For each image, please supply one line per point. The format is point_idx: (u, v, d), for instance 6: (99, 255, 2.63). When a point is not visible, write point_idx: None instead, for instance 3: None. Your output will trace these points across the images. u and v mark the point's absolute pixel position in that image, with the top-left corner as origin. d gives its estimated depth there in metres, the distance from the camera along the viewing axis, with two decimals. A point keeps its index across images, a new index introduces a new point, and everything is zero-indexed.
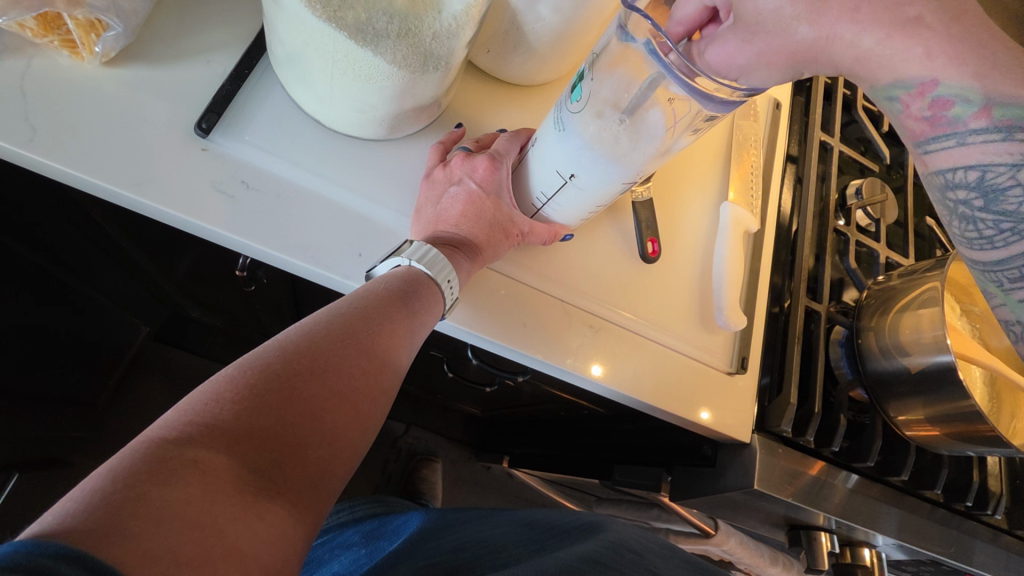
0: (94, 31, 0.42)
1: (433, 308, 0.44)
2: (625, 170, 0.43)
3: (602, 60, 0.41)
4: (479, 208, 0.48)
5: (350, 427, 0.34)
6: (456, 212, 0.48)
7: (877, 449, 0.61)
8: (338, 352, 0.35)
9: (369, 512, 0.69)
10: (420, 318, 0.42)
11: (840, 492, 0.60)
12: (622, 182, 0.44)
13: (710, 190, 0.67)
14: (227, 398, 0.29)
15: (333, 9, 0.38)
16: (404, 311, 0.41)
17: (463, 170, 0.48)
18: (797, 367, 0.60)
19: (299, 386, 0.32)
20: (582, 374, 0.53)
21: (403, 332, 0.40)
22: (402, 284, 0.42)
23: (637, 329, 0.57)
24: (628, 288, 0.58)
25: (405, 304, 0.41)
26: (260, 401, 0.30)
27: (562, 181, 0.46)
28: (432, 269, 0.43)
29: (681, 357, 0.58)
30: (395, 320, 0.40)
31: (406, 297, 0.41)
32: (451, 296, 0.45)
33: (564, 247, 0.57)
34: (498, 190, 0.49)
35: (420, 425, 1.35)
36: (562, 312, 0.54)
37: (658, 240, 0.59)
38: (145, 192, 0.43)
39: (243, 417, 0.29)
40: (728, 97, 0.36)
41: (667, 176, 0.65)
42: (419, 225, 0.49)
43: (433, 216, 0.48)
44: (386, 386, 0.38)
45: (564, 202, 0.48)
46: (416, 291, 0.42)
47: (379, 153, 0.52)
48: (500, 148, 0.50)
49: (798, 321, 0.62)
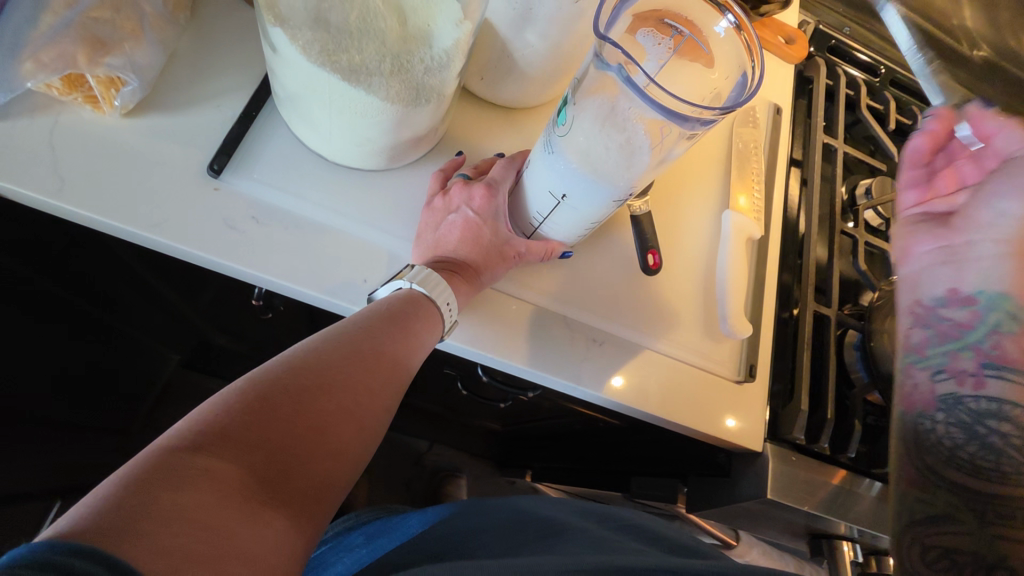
0: (113, 86, 0.46)
1: (433, 326, 0.45)
2: (613, 188, 0.43)
3: (585, 87, 0.42)
4: (476, 234, 0.49)
5: (353, 440, 0.36)
6: (454, 238, 0.49)
7: (896, 455, 0.60)
8: (345, 368, 0.37)
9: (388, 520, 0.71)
10: (421, 337, 0.44)
11: (865, 501, 0.59)
12: (613, 201, 0.45)
13: (712, 198, 0.67)
14: (237, 409, 0.31)
15: (328, 52, 0.40)
16: (405, 329, 0.42)
17: (461, 198, 0.50)
18: (806, 371, 0.59)
19: (306, 400, 0.34)
20: (587, 389, 0.54)
21: (406, 350, 0.42)
22: (406, 305, 0.44)
23: (643, 342, 0.57)
24: (632, 302, 0.58)
25: (408, 322, 0.43)
26: (269, 413, 0.32)
27: (554, 200, 0.47)
28: (432, 291, 0.45)
29: (689, 368, 0.58)
30: (398, 339, 0.41)
31: (411, 316, 0.43)
32: (451, 318, 0.47)
33: (566, 264, 0.58)
34: (495, 216, 0.51)
35: (444, 442, 1.36)
36: (565, 327, 0.55)
37: (658, 252, 0.59)
38: (163, 233, 0.46)
39: (252, 428, 0.31)
40: (703, 117, 0.37)
41: (668, 187, 0.66)
42: (420, 250, 0.51)
43: (432, 241, 0.50)
44: (386, 403, 0.39)
45: (560, 220, 0.50)
46: (416, 311, 0.44)
47: (381, 183, 0.54)
48: (496, 175, 0.52)
49: (806, 325, 0.62)
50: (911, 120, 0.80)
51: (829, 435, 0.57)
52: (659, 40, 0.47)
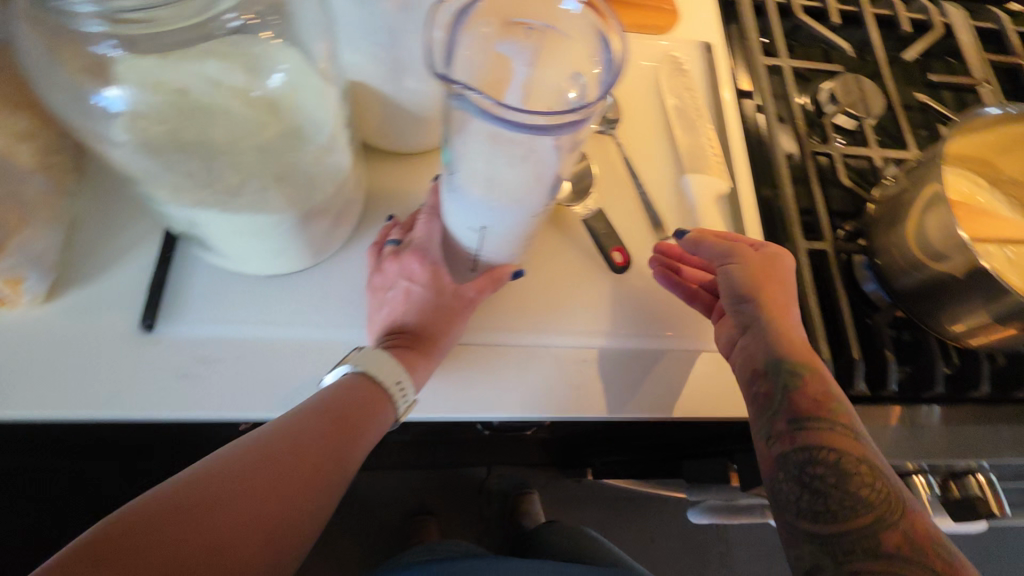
0: (19, 280, 0.44)
1: (378, 418, 0.43)
2: (519, 209, 0.41)
3: (453, 119, 0.39)
4: (422, 301, 0.47)
5: (263, 557, 0.34)
6: (400, 312, 0.47)
7: (942, 371, 0.55)
8: (262, 475, 0.35)
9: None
10: (368, 435, 0.42)
11: (922, 431, 0.54)
12: (530, 216, 0.42)
13: (664, 165, 0.62)
14: (124, 534, 0.30)
15: (203, 184, 0.38)
16: (347, 426, 0.41)
17: (396, 271, 0.48)
18: (818, 317, 0.55)
19: (203, 517, 0.32)
20: (588, 411, 0.51)
21: (349, 449, 0.40)
22: (345, 393, 0.42)
23: (636, 342, 0.54)
24: (612, 307, 0.55)
25: (350, 417, 0.41)
26: (155, 535, 0.31)
27: (478, 233, 0.45)
28: (371, 369, 0.43)
29: (693, 354, 0.54)
30: (332, 437, 0.39)
31: (350, 407, 0.41)
32: (403, 400, 0.44)
33: (532, 290, 0.54)
34: (436, 275, 0.48)
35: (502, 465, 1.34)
36: (551, 356, 0.52)
37: (623, 247, 0.55)
38: (115, 406, 0.44)
39: (163, 540, 0.31)
40: (565, 120, 0.33)
41: (611, 170, 0.61)
42: (372, 333, 0.48)
43: (382, 320, 0.48)
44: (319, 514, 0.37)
45: (494, 246, 0.47)
46: (359, 396, 0.42)
47: (317, 276, 0.52)
48: (421, 231, 0.49)
49: (804, 266, 0.57)
50: (855, 5, 0.74)
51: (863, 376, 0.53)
52: (525, 45, 0.41)
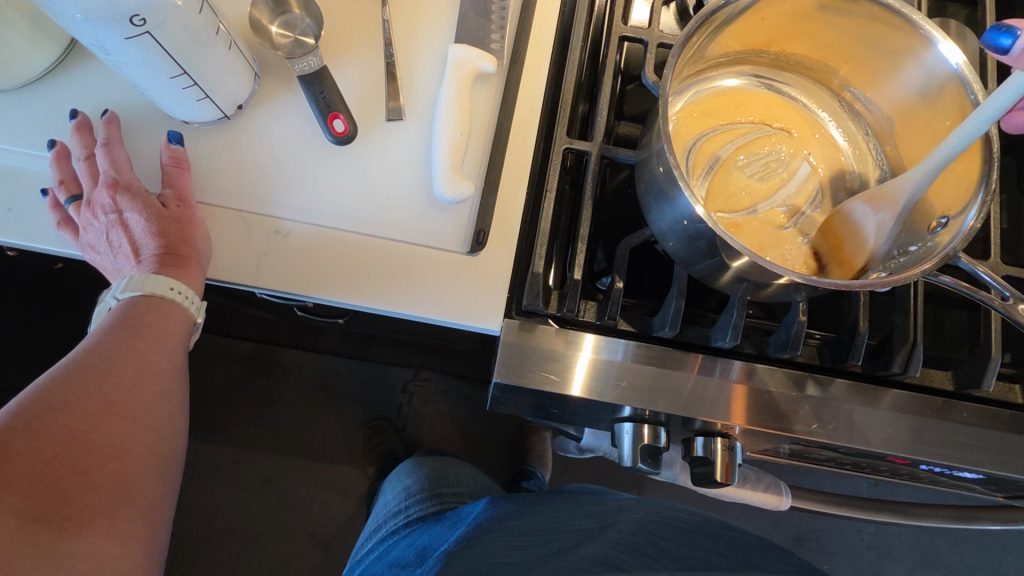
0: None
1: (177, 325, 0.46)
2: (104, 28, 0.37)
3: None
4: (141, 221, 0.46)
5: (130, 430, 0.41)
6: (131, 243, 0.46)
7: (677, 312, 0.46)
8: (87, 383, 0.41)
9: (430, 479, 0.85)
10: (180, 333, 0.47)
11: (638, 373, 0.47)
12: (136, 35, 0.38)
13: (441, 29, 0.53)
14: (43, 455, 0.36)
15: None
16: (151, 330, 0.45)
17: (91, 214, 0.45)
18: (545, 227, 0.47)
19: (54, 416, 0.38)
20: (262, 286, 0.47)
21: (163, 346, 0.45)
22: (143, 311, 0.45)
23: (336, 220, 0.48)
24: (320, 181, 0.49)
25: (149, 323, 0.45)
26: (49, 440, 0.37)
27: (111, 63, 0.41)
28: (146, 287, 0.45)
29: (401, 247, 0.48)
30: (161, 377, 0.45)
31: (147, 321, 0.45)
32: (193, 302, 0.47)
33: (234, 148, 0.49)
34: (134, 193, 0.46)
35: (429, 368, 1.21)
36: (240, 222, 0.48)
37: (340, 115, 0.48)
38: None
39: (75, 469, 0.38)
40: None
41: (368, 25, 0.52)
42: (122, 274, 0.48)
43: (122, 258, 0.47)
44: (165, 391, 0.45)
45: (148, 85, 0.43)
46: (149, 312, 0.45)
47: (14, 99, 0.48)
48: (108, 166, 0.46)
49: (555, 169, 0.49)
50: None
51: (574, 298, 0.46)
52: None
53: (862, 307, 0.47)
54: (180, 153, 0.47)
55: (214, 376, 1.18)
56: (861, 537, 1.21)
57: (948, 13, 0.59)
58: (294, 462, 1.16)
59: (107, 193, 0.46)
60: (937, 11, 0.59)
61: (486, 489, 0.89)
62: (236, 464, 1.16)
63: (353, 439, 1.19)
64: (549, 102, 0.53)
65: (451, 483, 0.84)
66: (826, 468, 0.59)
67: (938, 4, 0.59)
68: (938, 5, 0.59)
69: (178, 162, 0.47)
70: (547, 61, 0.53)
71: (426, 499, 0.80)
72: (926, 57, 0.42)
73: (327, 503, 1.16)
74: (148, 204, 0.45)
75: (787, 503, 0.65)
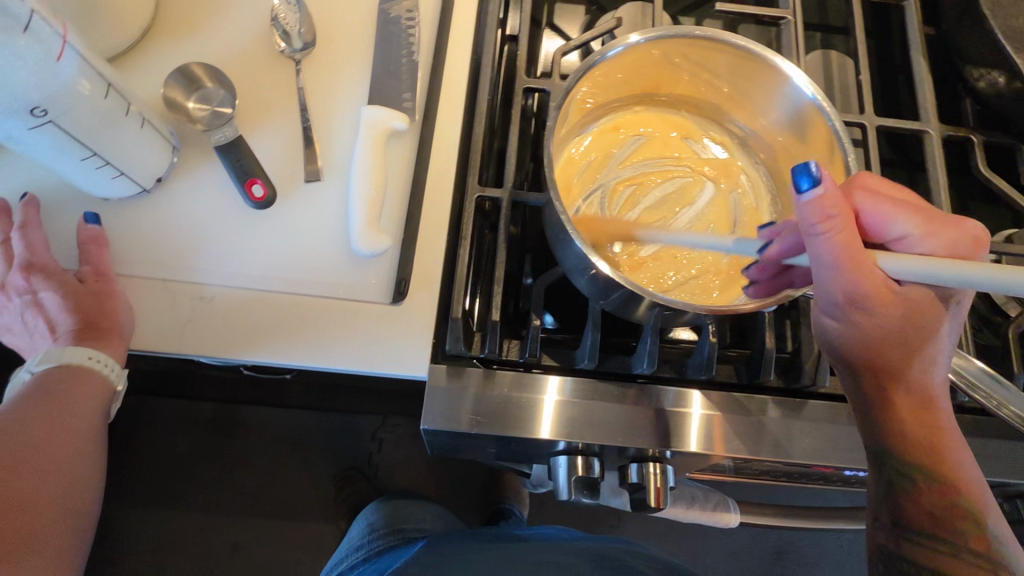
0: None
1: (95, 393, 0.47)
2: (11, 122, 0.38)
3: None
4: (58, 299, 0.46)
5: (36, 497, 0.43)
6: (50, 319, 0.47)
7: (593, 344, 0.48)
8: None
9: (392, 515, 0.84)
10: (99, 399, 0.48)
11: (562, 407, 0.48)
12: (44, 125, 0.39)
13: (356, 91, 0.55)
14: None
15: None
16: (67, 398, 0.46)
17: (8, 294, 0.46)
18: (463, 271, 0.49)
19: None
20: (187, 352, 0.47)
21: (80, 414, 0.46)
22: (60, 380, 0.46)
23: (259, 282, 0.49)
24: (245, 245, 0.50)
25: (64, 391, 0.46)
26: None
27: (24, 151, 0.42)
28: (63, 359, 0.46)
29: (325, 301, 0.49)
30: (71, 446, 0.46)
31: (61, 390, 0.46)
32: (111, 372, 0.47)
33: (156, 220, 0.50)
34: (52, 272, 0.47)
35: (396, 413, 1.21)
36: (163, 290, 0.48)
37: (257, 181, 0.50)
38: None
39: None
40: None
41: (284, 93, 0.55)
42: (43, 346, 0.48)
43: (42, 331, 0.48)
44: (78, 457, 0.46)
45: (62, 168, 0.44)
46: (67, 381, 0.46)
47: None
48: (23, 247, 0.46)
49: (471, 217, 0.51)
50: None
51: (495, 340, 0.48)
52: None
53: (767, 324, 0.49)
54: (98, 233, 0.48)
55: (175, 441, 1.15)
56: (840, 544, 1.22)
57: (831, 45, 0.64)
58: (261, 523, 1.13)
59: (24, 274, 0.46)
60: (822, 44, 0.64)
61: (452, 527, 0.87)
62: (201, 531, 1.12)
63: (322, 494, 1.16)
64: (465, 153, 0.56)
65: (415, 519, 0.83)
66: (768, 482, 0.61)
67: (821, 36, 0.65)
68: (822, 39, 0.65)
69: (96, 240, 0.48)
70: (461, 115, 0.56)
71: (388, 533, 0.79)
72: (788, 93, 0.46)
73: (297, 563, 1.12)
74: (66, 281, 0.46)
75: (734, 518, 0.68)
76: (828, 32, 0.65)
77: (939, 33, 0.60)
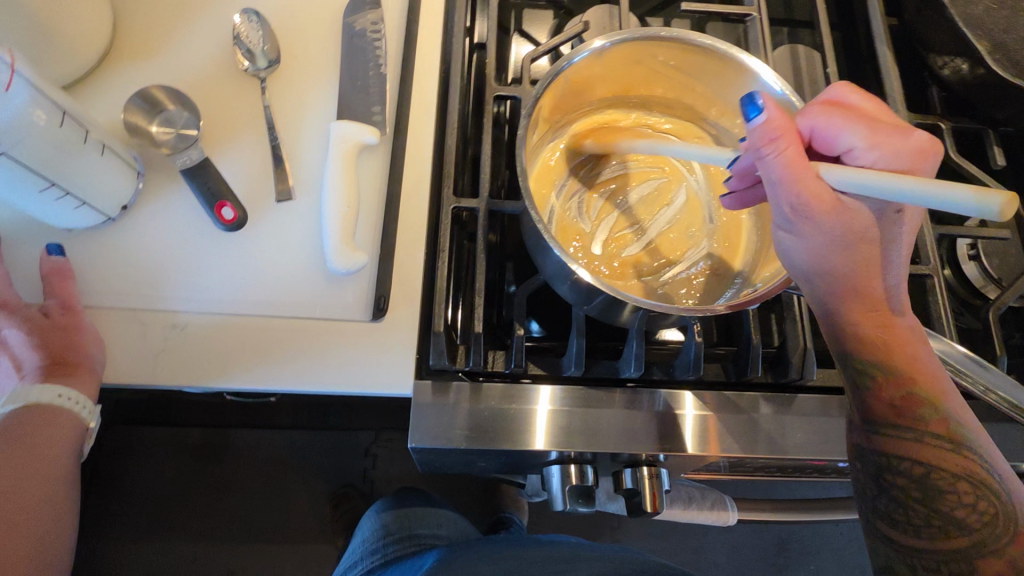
0: None
1: (68, 433, 0.46)
2: None
3: None
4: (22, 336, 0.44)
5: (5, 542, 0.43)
6: (16, 357, 0.45)
7: (579, 350, 0.48)
8: None
9: (403, 518, 0.81)
10: (73, 440, 0.46)
11: (552, 415, 0.47)
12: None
13: (324, 107, 0.55)
14: None
15: None
16: (36, 441, 0.44)
17: None
18: (443, 284, 0.48)
19: None
20: (162, 382, 0.46)
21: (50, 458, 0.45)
22: (29, 423, 0.45)
23: (235, 306, 0.48)
24: (217, 268, 0.49)
25: (33, 433, 0.44)
26: None
27: None
28: (31, 399, 0.44)
29: (304, 322, 0.48)
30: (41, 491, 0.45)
31: (30, 433, 0.44)
32: (84, 409, 0.46)
33: (124, 248, 0.49)
34: (14, 310, 0.45)
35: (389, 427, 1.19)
36: (134, 321, 0.47)
37: (226, 203, 0.49)
38: None
39: None
40: None
41: (250, 112, 0.53)
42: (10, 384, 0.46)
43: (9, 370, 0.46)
44: (52, 499, 0.46)
45: (22, 201, 0.43)
46: (35, 423, 0.45)
47: None
48: None
49: (448, 228, 0.50)
50: None
51: (479, 352, 0.47)
52: None
53: (751, 320, 0.49)
54: (61, 265, 0.46)
55: (161, 471, 1.12)
56: (841, 531, 1.22)
57: (798, 39, 0.65)
58: (255, 549, 1.11)
59: None
60: (788, 38, 0.65)
61: (465, 533, 0.84)
62: (194, 561, 1.09)
63: (317, 516, 1.14)
64: (439, 163, 0.55)
65: (429, 524, 0.81)
66: (764, 477, 0.61)
67: (788, 31, 0.65)
68: (789, 33, 0.65)
69: (60, 274, 0.46)
70: (433, 125, 0.56)
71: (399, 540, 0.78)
72: (757, 88, 0.46)
73: None
74: (29, 318, 0.45)
75: (733, 515, 0.67)
76: (794, 25, 0.66)
77: (901, 23, 0.61)
